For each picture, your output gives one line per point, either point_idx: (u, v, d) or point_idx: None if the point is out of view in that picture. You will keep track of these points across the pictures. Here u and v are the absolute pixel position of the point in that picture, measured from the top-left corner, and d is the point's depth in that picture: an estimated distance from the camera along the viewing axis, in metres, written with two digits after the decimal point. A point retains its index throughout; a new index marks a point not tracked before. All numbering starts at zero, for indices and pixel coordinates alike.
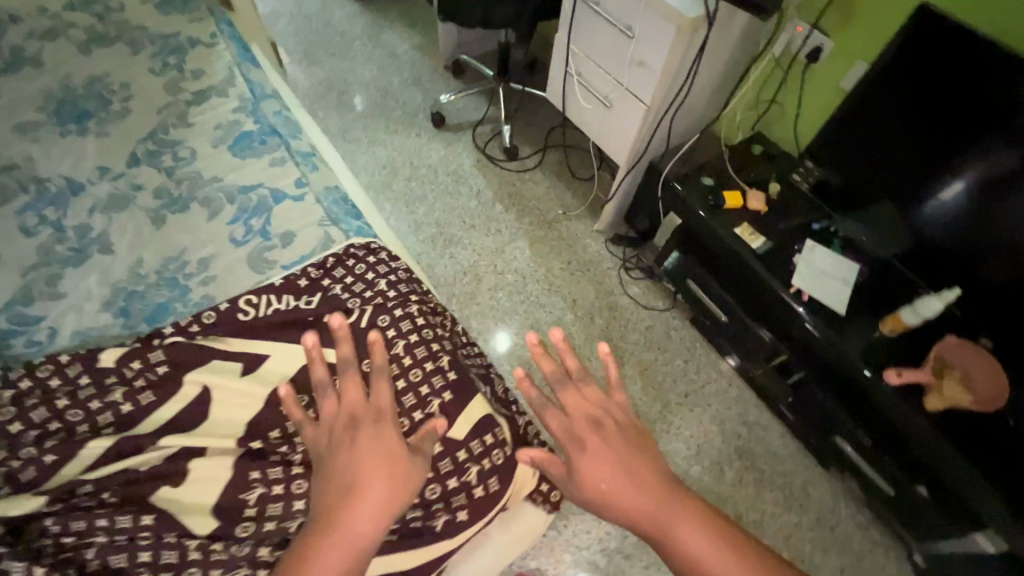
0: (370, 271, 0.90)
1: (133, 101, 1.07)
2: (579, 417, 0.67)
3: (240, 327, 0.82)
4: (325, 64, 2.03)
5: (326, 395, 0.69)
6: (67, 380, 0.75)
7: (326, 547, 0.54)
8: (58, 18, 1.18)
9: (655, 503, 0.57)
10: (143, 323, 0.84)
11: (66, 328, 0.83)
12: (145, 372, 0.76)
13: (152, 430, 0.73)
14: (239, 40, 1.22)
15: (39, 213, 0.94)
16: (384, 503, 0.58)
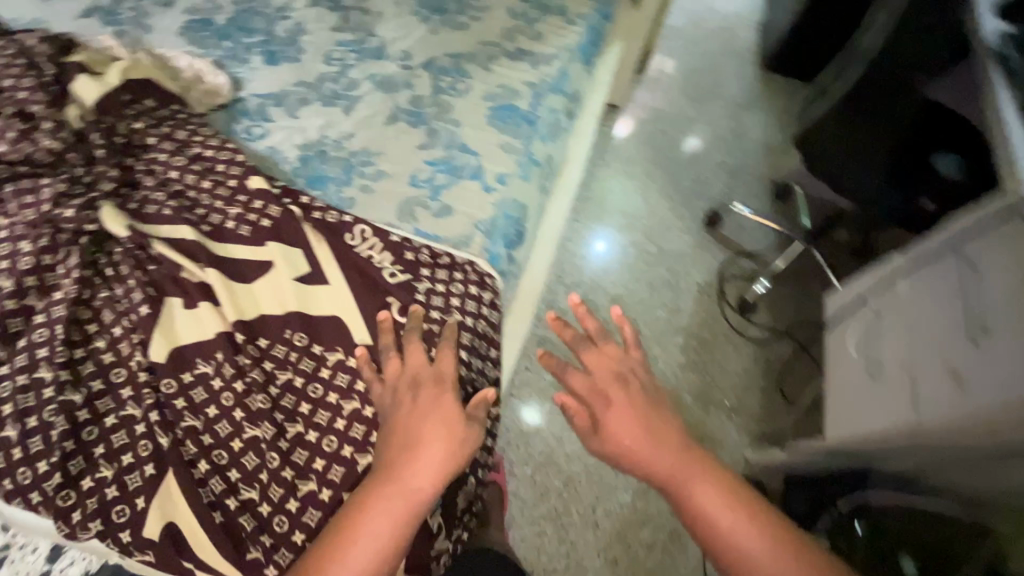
0: (461, 297, 0.82)
1: (475, 24, 1.15)
2: (603, 374, 0.81)
3: (336, 243, 0.82)
4: (672, 98, 1.94)
5: (389, 353, 0.74)
6: (226, 170, 0.86)
7: (388, 496, 0.62)
8: None
9: (675, 463, 0.71)
10: (303, 178, 0.92)
11: (271, 139, 0.96)
12: (259, 212, 0.83)
13: (218, 253, 0.80)
14: (592, 36, 1.20)
15: (347, 53, 1.08)
16: (444, 462, 0.64)
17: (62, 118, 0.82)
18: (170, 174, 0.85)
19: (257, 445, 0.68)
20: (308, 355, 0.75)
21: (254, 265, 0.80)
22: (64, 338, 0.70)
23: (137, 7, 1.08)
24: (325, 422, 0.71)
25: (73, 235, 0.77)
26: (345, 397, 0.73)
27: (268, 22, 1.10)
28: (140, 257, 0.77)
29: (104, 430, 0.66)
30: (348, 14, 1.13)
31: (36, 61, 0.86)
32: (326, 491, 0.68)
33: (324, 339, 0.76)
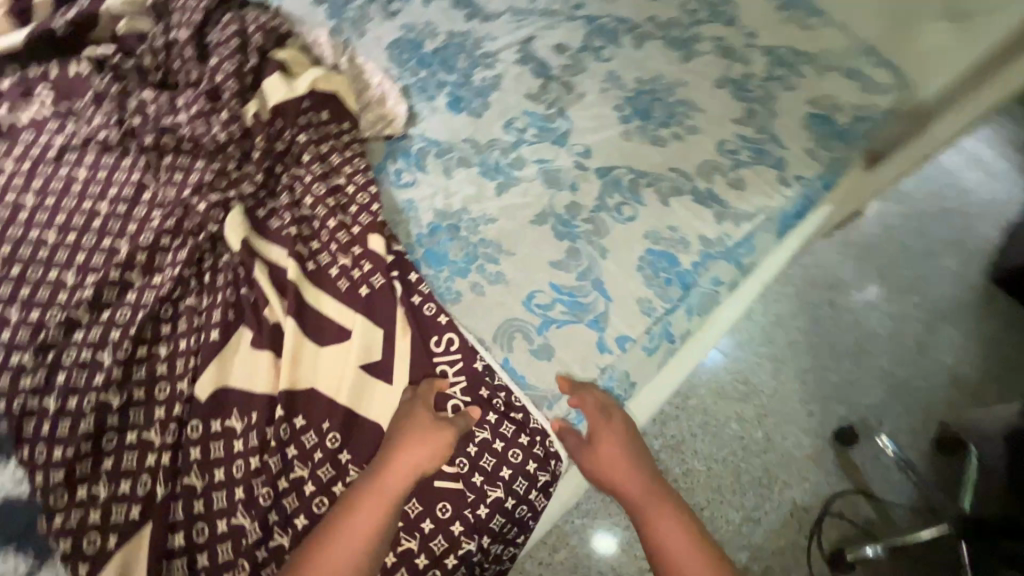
0: (513, 471, 0.70)
1: (675, 144, 1.00)
2: (589, 398, 0.75)
3: (419, 344, 0.75)
4: (861, 269, 1.64)
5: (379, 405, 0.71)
6: (355, 214, 0.82)
7: (357, 509, 0.62)
8: (751, 47, 1.13)
9: (647, 490, 0.73)
10: (423, 248, 0.85)
11: (415, 191, 0.91)
12: (363, 274, 0.78)
13: (307, 300, 0.76)
14: (801, 206, 1.01)
15: (528, 126, 1.00)
16: (414, 464, 0.65)
17: (243, 109, 0.84)
18: (306, 196, 0.82)
19: (237, 539, 0.62)
20: (332, 460, 0.67)
21: (332, 329, 0.75)
22: (138, 333, 0.70)
23: (363, 9, 1.09)
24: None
25: (195, 227, 0.76)
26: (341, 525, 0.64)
27: (470, 64, 1.05)
28: (238, 275, 0.75)
29: (122, 444, 0.64)
30: (549, 83, 1.05)
31: (248, 45, 0.88)
32: None
33: (357, 449, 0.68)
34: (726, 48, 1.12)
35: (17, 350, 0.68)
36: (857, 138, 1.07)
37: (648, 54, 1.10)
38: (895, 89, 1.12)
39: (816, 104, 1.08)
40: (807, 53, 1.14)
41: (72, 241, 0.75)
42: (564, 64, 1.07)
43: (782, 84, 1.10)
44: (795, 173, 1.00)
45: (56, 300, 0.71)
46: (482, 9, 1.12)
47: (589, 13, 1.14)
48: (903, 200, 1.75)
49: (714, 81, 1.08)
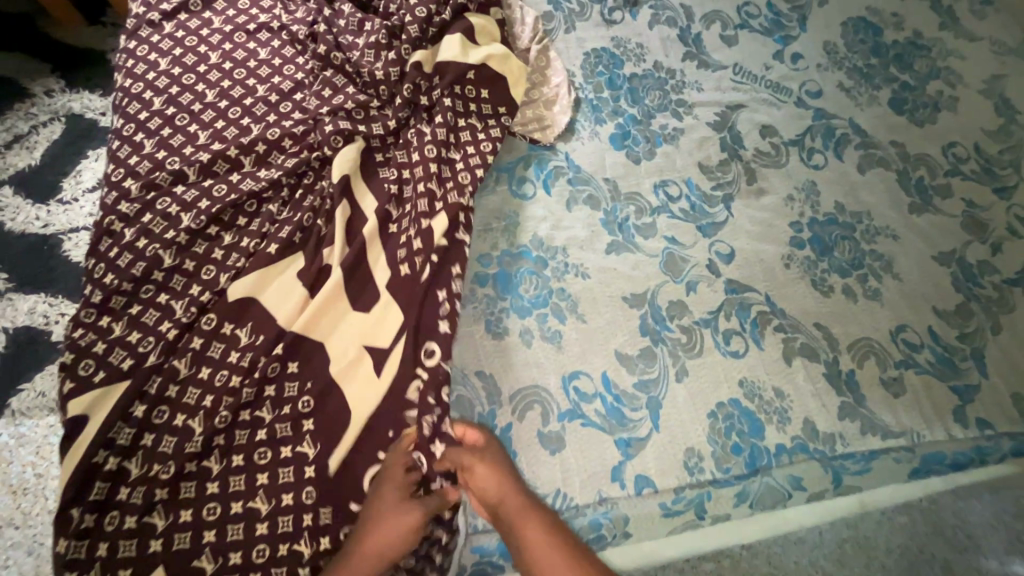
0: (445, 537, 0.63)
1: (840, 300, 0.80)
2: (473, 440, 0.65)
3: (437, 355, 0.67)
4: (1012, 552, 1.24)
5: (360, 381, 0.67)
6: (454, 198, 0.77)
7: None
8: (1014, 233, 0.86)
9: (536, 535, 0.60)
10: (498, 267, 0.78)
11: (526, 206, 0.83)
12: (424, 259, 0.72)
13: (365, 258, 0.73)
14: (966, 458, 0.74)
15: (681, 197, 0.86)
16: (402, 540, 0.59)
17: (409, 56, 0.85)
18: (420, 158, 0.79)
19: (182, 441, 0.62)
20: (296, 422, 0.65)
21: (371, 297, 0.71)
22: (219, 212, 0.73)
23: (586, 5, 1.02)
24: (234, 489, 0.61)
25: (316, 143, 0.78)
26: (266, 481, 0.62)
27: (658, 105, 0.93)
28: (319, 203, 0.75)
29: (153, 299, 0.68)
30: (731, 162, 0.89)
31: None
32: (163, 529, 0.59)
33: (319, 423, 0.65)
34: (978, 220, 0.86)
35: (132, 176, 0.75)
36: None
37: (869, 183, 0.88)
38: None
39: None
40: None
41: (222, 107, 0.81)
42: (761, 149, 0.91)
43: None
44: (982, 414, 0.74)
45: (182, 150, 0.77)
46: (706, 53, 0.99)
47: (825, 106, 0.94)
48: None
49: (936, 251, 0.84)
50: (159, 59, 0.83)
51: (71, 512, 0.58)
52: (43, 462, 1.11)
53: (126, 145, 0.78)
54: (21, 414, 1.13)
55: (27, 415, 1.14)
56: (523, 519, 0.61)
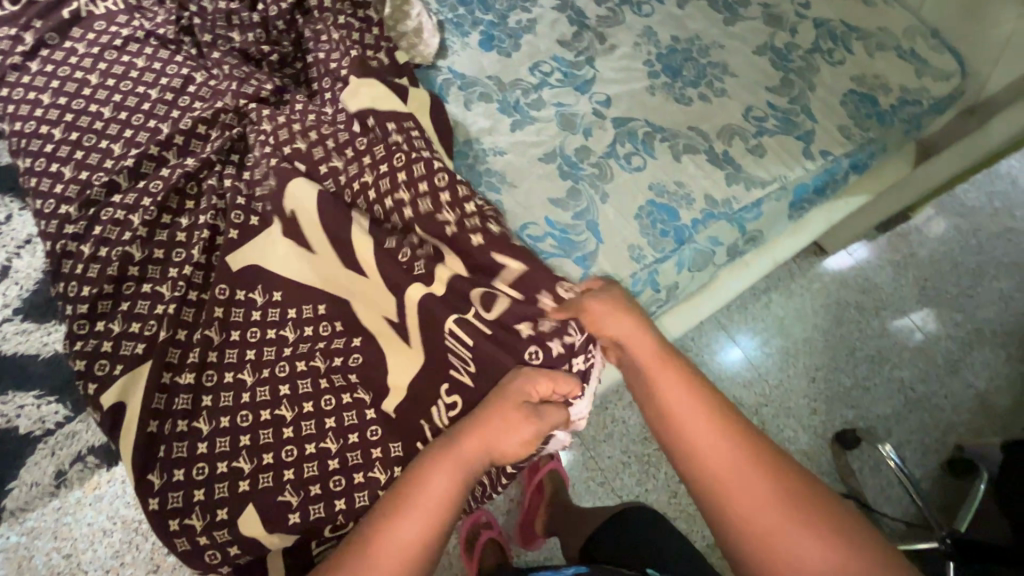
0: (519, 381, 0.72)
1: (700, 104, 1.00)
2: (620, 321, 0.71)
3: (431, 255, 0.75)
4: (900, 278, 1.57)
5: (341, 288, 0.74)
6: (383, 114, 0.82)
7: (434, 470, 0.63)
8: (801, 17, 1.09)
9: (712, 438, 0.67)
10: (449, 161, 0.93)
11: None
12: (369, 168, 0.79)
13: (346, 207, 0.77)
14: (822, 182, 0.97)
15: (554, 70, 1.01)
16: (485, 440, 0.64)
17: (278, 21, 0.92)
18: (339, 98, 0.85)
19: (239, 392, 0.70)
20: (332, 351, 0.73)
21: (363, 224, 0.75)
22: (162, 200, 0.78)
23: None
24: (304, 410, 0.69)
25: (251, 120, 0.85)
26: (299, 386, 0.71)
27: (508, 7, 1.07)
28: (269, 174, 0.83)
29: (139, 291, 0.73)
30: (583, 31, 1.05)
31: None
32: (232, 457, 0.66)
33: (358, 347, 0.73)
34: (774, 16, 1.09)
35: (66, 202, 0.79)
36: (899, 119, 1.01)
37: (691, 14, 1.08)
38: (956, 76, 1.06)
39: (861, 81, 1.04)
40: (863, 29, 1.09)
41: (123, 119, 0.85)
42: (602, 15, 1.07)
43: (827, 57, 1.05)
44: (823, 147, 0.97)
45: (102, 164, 0.81)
46: None
47: None
48: (956, 216, 1.67)
49: (754, 47, 1.05)
50: (41, 96, 0.87)
51: (150, 476, 0.65)
52: (69, 542, 1.09)
53: (47, 179, 0.81)
54: (23, 510, 1.09)
55: (30, 509, 1.10)
56: (674, 398, 0.69)
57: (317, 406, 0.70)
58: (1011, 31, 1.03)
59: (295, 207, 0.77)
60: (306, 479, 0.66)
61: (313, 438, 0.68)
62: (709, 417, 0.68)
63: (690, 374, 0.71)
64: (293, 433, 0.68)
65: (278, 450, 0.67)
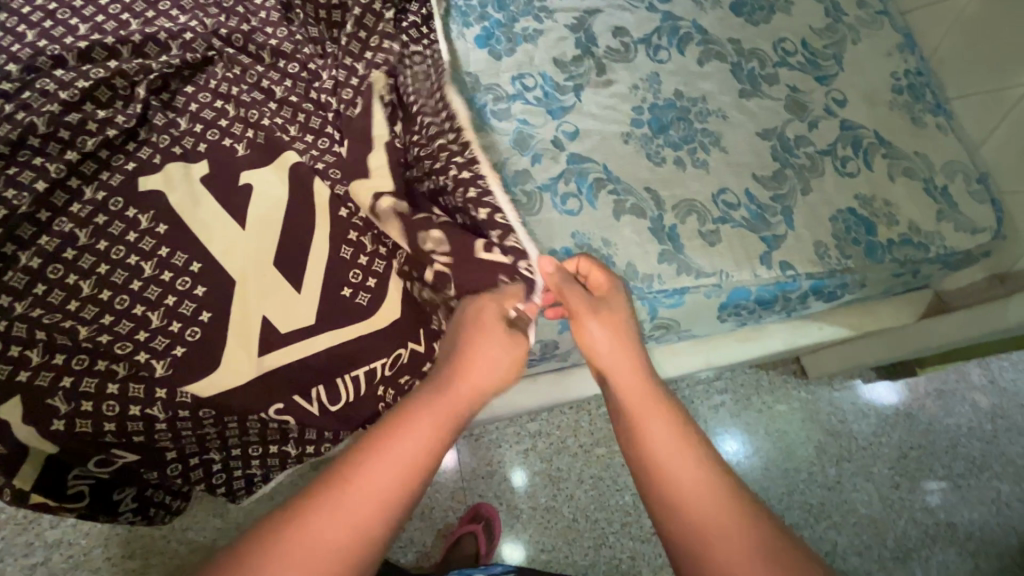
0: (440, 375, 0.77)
1: (673, 169, 0.91)
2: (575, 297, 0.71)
3: (352, 256, 0.77)
4: (881, 436, 1.40)
5: (212, 231, 0.75)
6: (349, 97, 0.83)
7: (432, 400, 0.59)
8: (829, 113, 0.97)
9: (684, 461, 0.60)
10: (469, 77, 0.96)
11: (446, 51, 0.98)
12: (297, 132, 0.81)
13: (256, 167, 0.79)
14: (769, 294, 0.87)
15: (536, 87, 0.96)
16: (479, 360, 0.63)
17: None
18: (313, 63, 0.86)
19: (68, 292, 0.70)
20: (175, 312, 0.70)
21: (290, 215, 0.77)
22: (89, 87, 0.79)
23: None
24: (116, 329, 0.69)
25: (216, 47, 0.85)
26: (123, 306, 0.70)
27: (522, 11, 1.03)
28: (202, 96, 0.83)
29: (27, 163, 0.74)
30: (584, 57, 0.99)
31: None
32: (29, 345, 0.67)
33: (201, 320, 0.71)
34: (799, 102, 0.98)
35: (13, 61, 0.81)
36: (892, 257, 0.88)
37: (708, 74, 0.99)
38: (985, 233, 0.90)
39: (867, 202, 0.91)
40: (896, 148, 0.96)
41: (101, 4, 0.87)
42: (612, 48, 1.01)
43: (838, 163, 0.93)
44: (785, 257, 0.86)
45: (62, 41, 0.84)
46: None
47: (673, 10, 1.05)
48: (979, 391, 1.46)
49: (760, 128, 0.95)
50: None
51: None
52: None
53: (8, 35, 0.83)
54: None
55: None
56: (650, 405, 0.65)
57: (130, 331, 0.69)
58: None
59: (233, 166, 0.79)
60: (82, 392, 0.66)
61: (108, 356, 0.68)
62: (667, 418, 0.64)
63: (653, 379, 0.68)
64: (93, 345, 0.68)
65: (73, 355, 0.67)
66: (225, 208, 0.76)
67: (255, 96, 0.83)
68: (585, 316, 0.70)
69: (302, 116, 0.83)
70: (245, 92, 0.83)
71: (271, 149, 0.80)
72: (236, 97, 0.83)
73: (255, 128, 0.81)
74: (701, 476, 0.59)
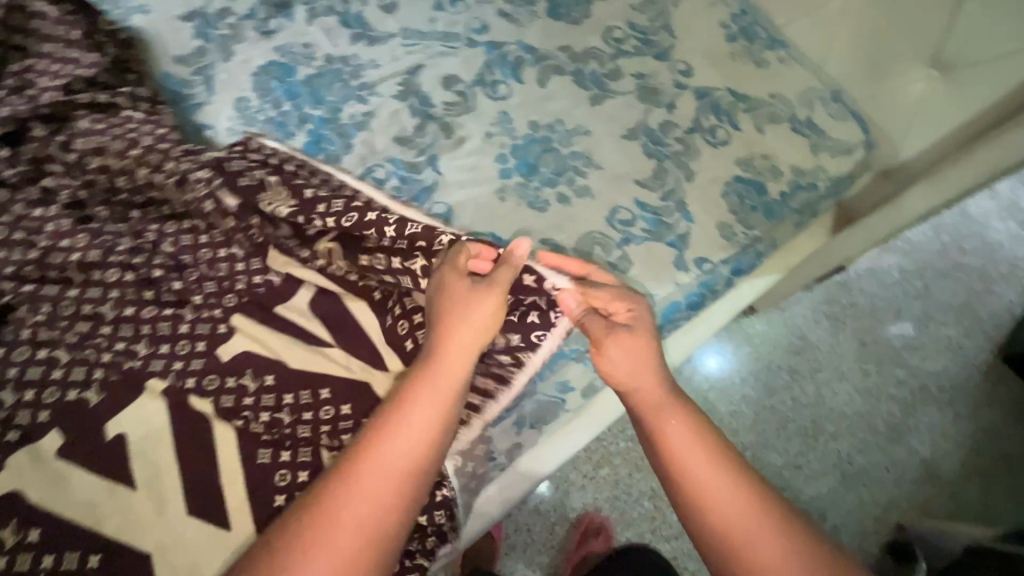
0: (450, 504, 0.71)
1: (559, 208, 0.86)
2: (618, 347, 0.66)
3: (273, 457, 0.67)
4: (839, 335, 1.46)
5: (97, 508, 0.63)
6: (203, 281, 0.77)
7: (421, 384, 0.59)
8: (680, 88, 0.95)
9: (743, 510, 0.57)
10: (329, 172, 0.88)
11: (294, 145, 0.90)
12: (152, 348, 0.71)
13: (117, 410, 0.68)
14: (697, 296, 0.85)
15: (389, 176, 0.88)
16: (463, 337, 0.62)
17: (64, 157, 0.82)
18: (140, 260, 0.76)
19: None
20: None
21: (183, 445, 0.67)
22: None
23: (237, 26, 0.98)
24: None
25: (14, 290, 0.73)
26: None
27: (342, 97, 0.94)
28: (18, 353, 0.69)
29: None
30: (425, 123, 0.92)
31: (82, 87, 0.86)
32: None
33: None
34: (650, 87, 0.95)
35: None
36: (790, 210, 0.88)
37: (554, 93, 0.94)
38: (858, 149, 0.92)
39: (748, 164, 0.90)
40: (753, 99, 0.95)
41: None
42: (450, 101, 0.94)
43: (708, 136, 0.92)
44: (697, 253, 0.84)
45: None
46: (372, 29, 0.99)
47: (493, 37, 0.98)
48: (901, 256, 1.55)
49: (625, 129, 0.92)
50: None
51: None
52: None
53: None
54: None
55: None
56: (681, 433, 0.62)
57: None
58: (918, 97, 0.91)
59: (91, 421, 0.67)
60: None
61: None
62: (706, 452, 0.61)
63: (685, 407, 0.64)
64: None
65: None
66: (104, 473, 0.65)
67: (84, 326, 0.72)
68: (608, 349, 0.67)
69: (148, 326, 0.72)
70: (71, 328, 0.71)
71: (127, 382, 0.69)
72: (63, 337, 0.71)
73: (99, 365, 0.69)
74: (746, 500, 0.58)
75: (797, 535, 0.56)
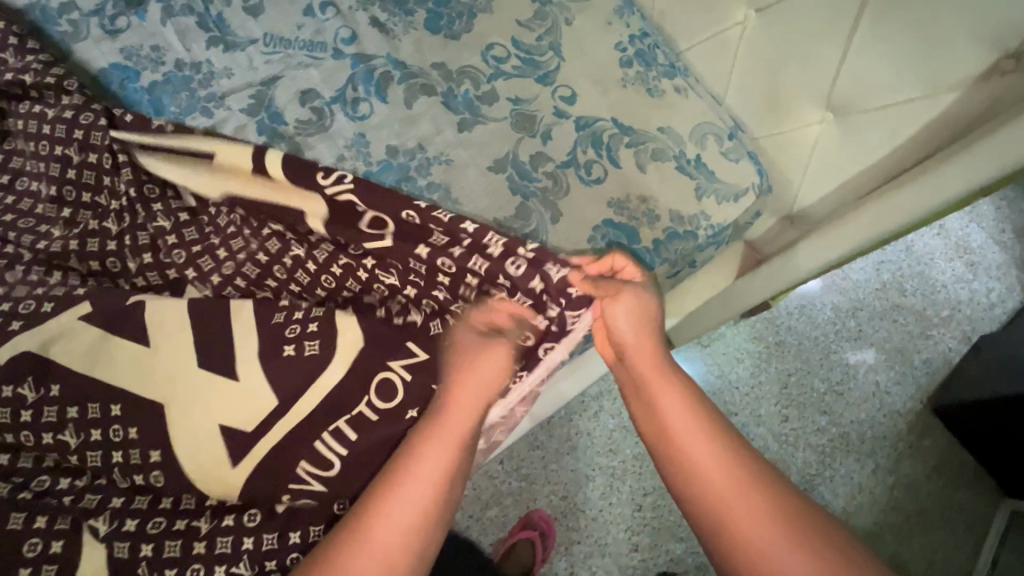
0: (285, 552, 0.63)
1: None
2: (627, 321, 0.70)
3: (26, 524, 0.61)
4: (761, 375, 1.39)
5: None
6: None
7: (440, 423, 0.64)
8: (560, 116, 0.86)
9: (727, 486, 0.61)
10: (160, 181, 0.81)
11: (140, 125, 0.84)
12: None
13: None
14: None
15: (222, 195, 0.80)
16: (473, 385, 0.67)
17: None
18: None
19: None
20: None
21: None
22: None
23: (81, 23, 0.90)
24: None
25: None
26: None
27: (185, 108, 0.85)
28: None
29: None
30: (272, 143, 0.83)
31: None
32: None
33: None
34: (526, 114, 0.86)
35: None
36: (662, 260, 0.80)
37: (418, 116, 0.85)
38: (748, 196, 0.84)
39: (623, 208, 0.82)
40: (639, 132, 0.86)
41: None
42: (303, 119, 0.85)
43: (582, 173, 0.83)
44: None
45: None
46: (231, 33, 0.90)
47: (362, 50, 0.89)
48: (837, 293, 1.47)
49: (491, 160, 0.83)
50: None
51: None
52: None
53: None
54: None
55: None
56: (672, 399, 0.67)
57: None
58: (815, 139, 0.82)
59: None
60: None
61: None
62: (694, 419, 0.65)
63: (684, 376, 0.69)
64: None
65: None
66: None
67: None
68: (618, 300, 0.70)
69: None
70: None
71: None
72: None
73: None
74: (726, 470, 0.62)
75: (776, 502, 0.59)
